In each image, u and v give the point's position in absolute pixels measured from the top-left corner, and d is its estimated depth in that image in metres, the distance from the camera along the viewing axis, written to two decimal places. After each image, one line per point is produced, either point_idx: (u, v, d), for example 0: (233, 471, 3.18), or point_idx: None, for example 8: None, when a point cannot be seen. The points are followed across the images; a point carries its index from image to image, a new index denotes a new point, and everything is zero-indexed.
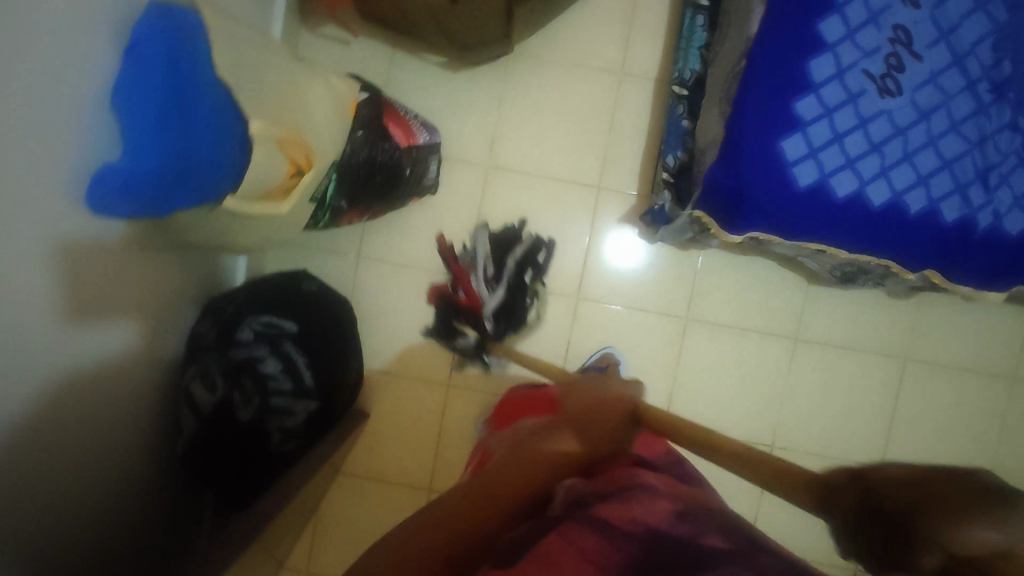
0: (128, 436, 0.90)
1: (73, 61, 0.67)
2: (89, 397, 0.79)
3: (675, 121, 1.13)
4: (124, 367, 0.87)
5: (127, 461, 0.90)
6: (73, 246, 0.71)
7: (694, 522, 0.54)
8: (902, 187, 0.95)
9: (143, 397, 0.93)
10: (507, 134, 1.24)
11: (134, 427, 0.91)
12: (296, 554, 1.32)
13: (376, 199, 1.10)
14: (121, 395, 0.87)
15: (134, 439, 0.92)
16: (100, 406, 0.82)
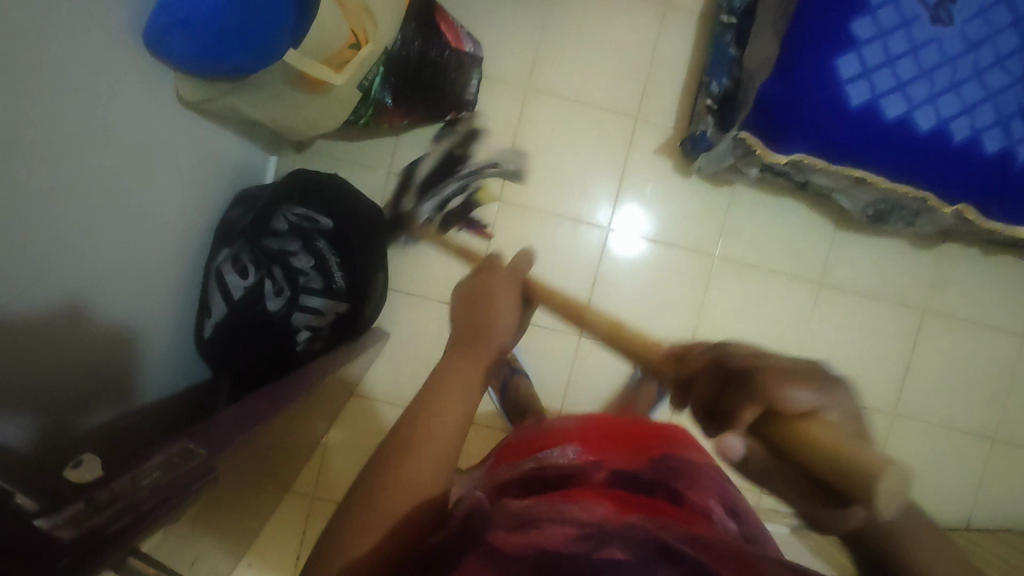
0: (162, 307, 0.87)
1: None
2: (128, 248, 0.76)
3: (722, 50, 1.14)
4: (163, 230, 0.84)
5: (162, 333, 0.88)
6: (112, 79, 0.67)
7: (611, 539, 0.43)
8: (948, 115, 0.97)
9: (181, 271, 0.90)
10: (549, 57, 1.23)
11: (168, 301, 0.88)
12: (304, 477, 1.28)
13: (420, 103, 1.08)
14: (157, 259, 0.84)
15: (168, 310, 0.89)
16: (138, 261, 0.79)
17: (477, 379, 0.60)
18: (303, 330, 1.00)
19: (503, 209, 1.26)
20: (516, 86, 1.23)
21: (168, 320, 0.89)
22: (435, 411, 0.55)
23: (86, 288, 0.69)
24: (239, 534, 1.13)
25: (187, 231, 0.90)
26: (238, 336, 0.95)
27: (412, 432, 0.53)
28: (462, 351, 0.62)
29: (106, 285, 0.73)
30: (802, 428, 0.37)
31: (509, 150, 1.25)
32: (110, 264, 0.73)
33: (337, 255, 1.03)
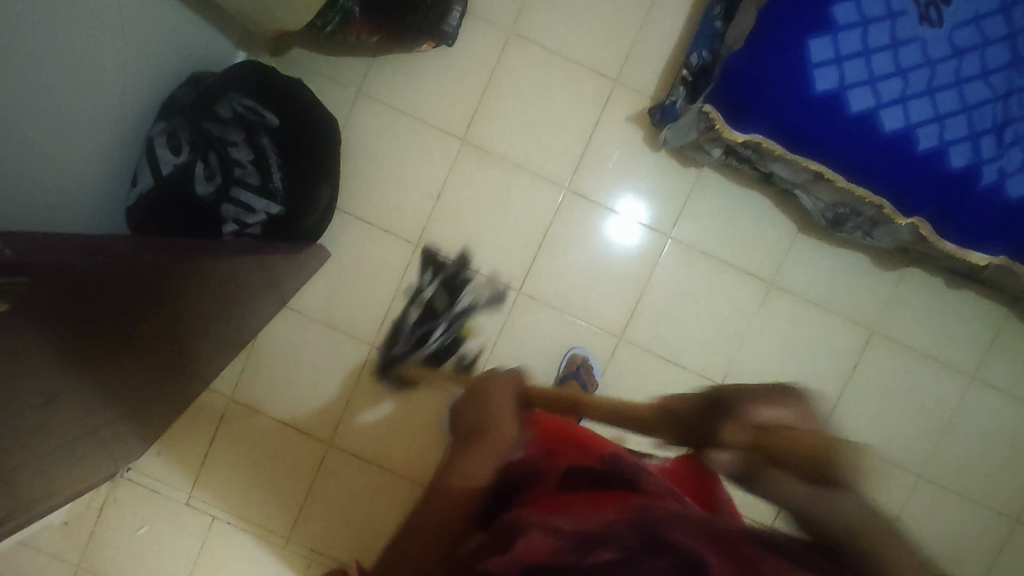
0: (91, 164, 0.86)
1: None
2: (70, 91, 0.75)
3: (708, 22, 1.10)
4: (102, 83, 0.82)
5: (89, 190, 0.87)
6: None
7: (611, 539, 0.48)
8: (917, 120, 0.92)
9: (116, 132, 0.90)
10: (538, 6, 1.21)
11: (99, 160, 0.87)
12: (227, 379, 1.30)
13: (390, 20, 1.07)
14: (92, 111, 0.82)
15: (96, 170, 0.87)
16: (75, 109, 0.78)
17: (504, 450, 0.64)
18: (228, 225, 1.02)
19: (465, 150, 1.24)
20: (498, 29, 1.21)
21: (95, 180, 0.88)
22: (455, 478, 0.60)
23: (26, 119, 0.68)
24: (148, 417, 1.15)
25: (125, 91, 0.88)
26: (165, 220, 0.95)
27: (439, 494, 0.58)
28: (474, 440, 0.64)
29: (42, 123, 0.71)
30: (843, 506, 0.48)
31: (482, 91, 1.23)
32: (47, 101, 0.72)
33: (277, 160, 1.04)
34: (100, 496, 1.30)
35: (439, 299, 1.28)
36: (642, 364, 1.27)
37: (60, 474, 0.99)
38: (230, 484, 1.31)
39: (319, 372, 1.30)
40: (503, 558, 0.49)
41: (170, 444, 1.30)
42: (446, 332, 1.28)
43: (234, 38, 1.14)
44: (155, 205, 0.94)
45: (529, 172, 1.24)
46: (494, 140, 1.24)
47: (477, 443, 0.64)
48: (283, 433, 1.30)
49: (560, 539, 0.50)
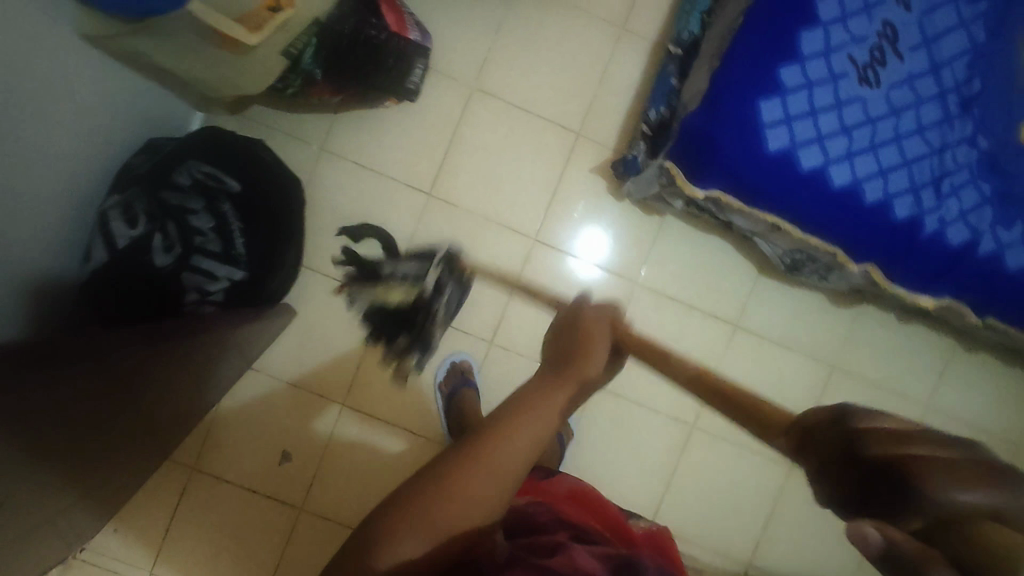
0: (31, 241, 0.80)
1: None
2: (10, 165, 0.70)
3: (664, 79, 1.14)
4: (44, 155, 0.77)
5: (31, 269, 0.80)
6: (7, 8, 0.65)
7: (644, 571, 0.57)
8: (863, 174, 0.98)
9: (62, 205, 0.85)
10: (499, 62, 1.23)
11: (42, 235, 0.82)
12: (189, 446, 1.24)
13: (352, 81, 1.06)
14: (33, 184, 0.77)
15: (37, 247, 0.81)
16: (16, 183, 0.72)
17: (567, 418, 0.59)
18: (190, 295, 0.98)
19: (432, 203, 1.24)
20: (462, 84, 1.23)
21: (37, 258, 0.81)
22: (512, 436, 0.54)
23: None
24: (103, 496, 1.08)
25: (67, 162, 0.83)
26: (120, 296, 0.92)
27: (482, 456, 0.53)
28: (535, 408, 0.57)
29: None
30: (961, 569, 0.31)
31: (447, 145, 1.23)
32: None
33: (239, 222, 1.01)
34: None
35: (410, 353, 1.26)
36: (617, 406, 1.27)
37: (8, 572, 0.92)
38: (194, 558, 1.24)
39: (288, 431, 1.26)
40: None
41: (127, 520, 1.23)
42: (419, 386, 1.26)
43: (191, 101, 1.12)
44: (110, 282, 0.91)
45: (496, 223, 1.25)
46: (461, 193, 1.24)
47: (531, 404, 0.57)
48: (250, 500, 1.25)
49: None
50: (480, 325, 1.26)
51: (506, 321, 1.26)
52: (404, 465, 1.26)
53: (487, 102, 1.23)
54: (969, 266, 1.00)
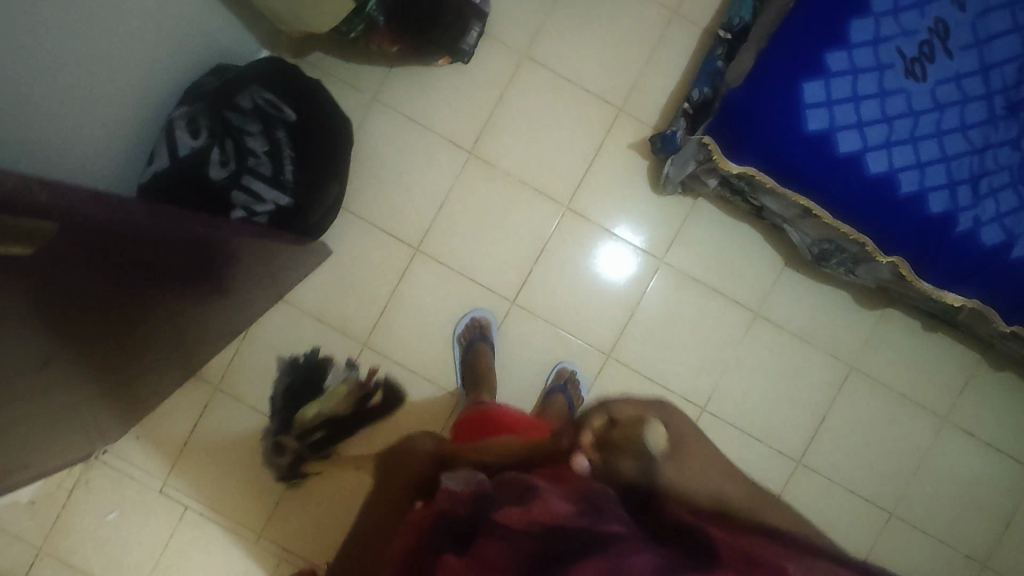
0: (90, 119, 0.82)
1: None
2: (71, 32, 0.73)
3: (710, 62, 1.18)
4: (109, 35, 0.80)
5: (85, 145, 0.83)
6: None
7: (601, 514, 0.57)
8: (901, 164, 0.99)
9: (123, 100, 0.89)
10: (551, 34, 1.28)
11: (105, 118, 0.85)
12: (215, 368, 1.30)
13: (412, 32, 1.12)
14: (97, 62, 0.79)
15: (93, 126, 0.83)
16: (77, 53, 0.75)
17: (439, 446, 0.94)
18: (237, 211, 1.02)
19: (471, 162, 1.28)
20: (513, 51, 1.28)
21: (95, 139, 0.85)
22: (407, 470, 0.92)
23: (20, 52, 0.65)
24: (127, 401, 1.14)
25: (128, 51, 0.85)
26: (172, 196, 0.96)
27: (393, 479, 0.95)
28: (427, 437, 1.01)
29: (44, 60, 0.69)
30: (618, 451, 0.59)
31: (492, 108, 1.28)
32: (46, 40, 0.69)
33: (291, 150, 1.07)
34: (70, 478, 1.28)
35: (432, 305, 1.30)
36: (629, 379, 1.29)
37: (24, 454, 0.97)
38: (207, 473, 1.30)
39: (308, 366, 1.31)
40: (519, 511, 0.57)
41: (150, 428, 1.29)
42: (437, 338, 1.30)
43: (258, 38, 1.19)
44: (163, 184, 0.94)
45: (531, 188, 1.29)
46: (501, 155, 1.28)
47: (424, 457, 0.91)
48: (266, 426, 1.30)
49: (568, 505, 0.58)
50: (504, 285, 1.29)
51: (531, 285, 1.29)
52: (398, 421, 1.30)
53: (536, 71, 1.28)
54: (1000, 268, 0.99)
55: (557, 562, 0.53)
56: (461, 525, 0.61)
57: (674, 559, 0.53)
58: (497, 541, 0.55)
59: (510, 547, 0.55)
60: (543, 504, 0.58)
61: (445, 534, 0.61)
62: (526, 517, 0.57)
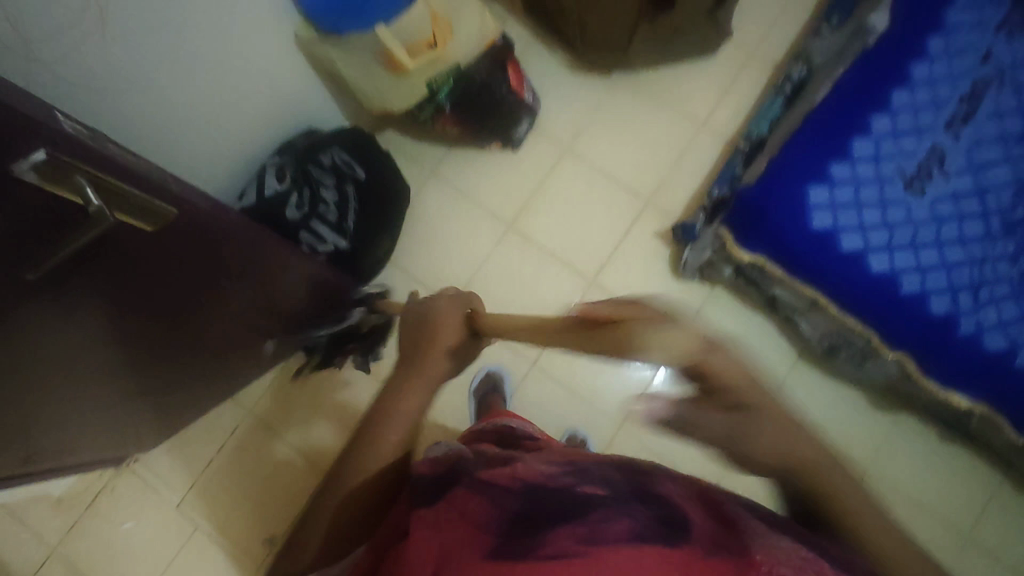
0: (202, 153, 1.03)
1: None
2: (193, 81, 0.95)
3: (730, 167, 1.32)
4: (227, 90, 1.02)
5: (191, 174, 1.03)
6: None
7: (585, 478, 0.55)
8: (901, 266, 1.07)
9: (229, 144, 1.09)
10: (592, 133, 1.46)
11: (213, 158, 1.06)
12: (251, 393, 1.40)
13: (472, 115, 1.31)
14: (214, 109, 1.01)
15: (205, 161, 1.05)
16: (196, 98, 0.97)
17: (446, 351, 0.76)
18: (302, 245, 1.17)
19: (510, 233, 1.43)
20: (556, 144, 1.46)
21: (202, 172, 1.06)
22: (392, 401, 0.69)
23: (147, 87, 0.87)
24: (165, 410, 1.23)
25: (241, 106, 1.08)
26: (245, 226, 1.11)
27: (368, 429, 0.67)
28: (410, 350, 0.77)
29: (166, 97, 0.91)
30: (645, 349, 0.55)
31: (534, 190, 1.45)
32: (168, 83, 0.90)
33: (357, 203, 1.24)
34: (100, 481, 1.35)
35: None
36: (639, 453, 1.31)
37: (66, 438, 1.06)
38: (223, 495, 1.35)
39: (334, 404, 1.39)
40: (504, 473, 0.58)
41: (181, 444, 1.38)
42: (457, 390, 1.37)
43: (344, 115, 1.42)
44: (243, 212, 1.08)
45: (561, 261, 1.41)
46: (537, 230, 1.43)
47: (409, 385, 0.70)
48: (286, 455, 1.37)
49: (553, 468, 0.57)
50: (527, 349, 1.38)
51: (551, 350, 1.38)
52: None
53: (574, 163, 1.45)
54: (1006, 373, 1.03)
55: (538, 514, 0.51)
56: (435, 486, 0.60)
57: (651, 526, 0.48)
58: (477, 497, 0.55)
59: (488, 495, 0.55)
60: (529, 469, 0.58)
61: (425, 489, 0.61)
62: (512, 472, 0.58)
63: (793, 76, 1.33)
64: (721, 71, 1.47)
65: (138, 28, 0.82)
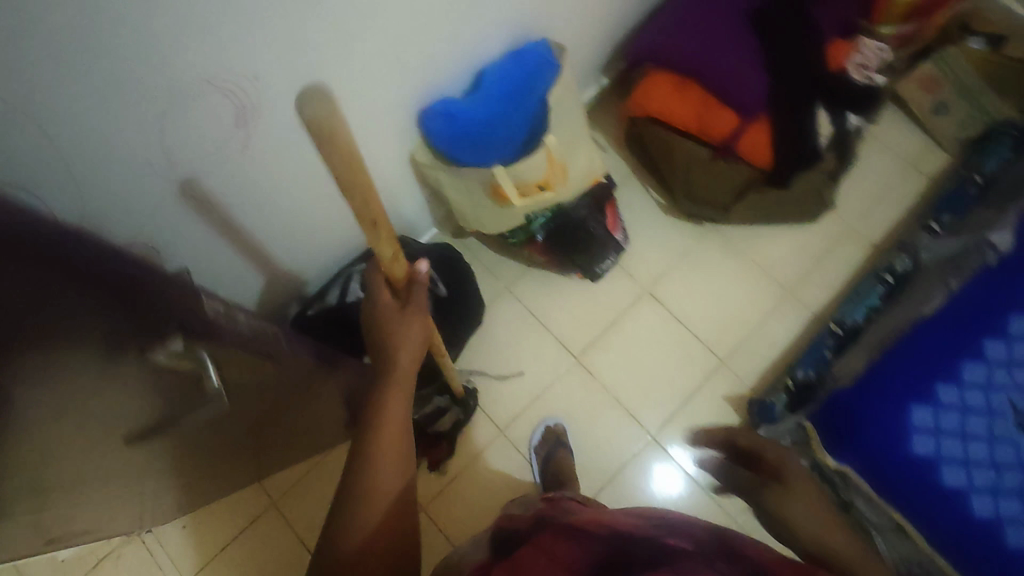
0: (289, 248, 1.04)
1: (464, 43, 0.98)
2: (281, 206, 0.94)
3: (819, 348, 1.26)
4: (303, 214, 1.00)
5: (270, 266, 1.05)
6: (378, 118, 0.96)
7: (671, 530, 0.57)
8: (1007, 514, 0.97)
9: (314, 243, 1.08)
10: (673, 279, 1.43)
11: (301, 253, 1.08)
12: (279, 481, 1.34)
13: (559, 249, 1.29)
14: (280, 229, 0.98)
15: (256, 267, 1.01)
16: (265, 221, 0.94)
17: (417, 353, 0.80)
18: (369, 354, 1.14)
19: (575, 368, 1.38)
20: (636, 283, 1.43)
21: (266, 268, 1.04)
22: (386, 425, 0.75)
23: (218, 209, 0.84)
24: (191, 492, 1.18)
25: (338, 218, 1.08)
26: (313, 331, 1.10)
27: (362, 462, 0.72)
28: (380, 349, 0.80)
29: (233, 218, 0.88)
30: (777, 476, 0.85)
31: (606, 327, 1.41)
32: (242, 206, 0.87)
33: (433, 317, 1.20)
34: (107, 546, 1.29)
35: (498, 489, 1.31)
36: None
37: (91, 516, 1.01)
38: None
39: None
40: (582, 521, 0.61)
41: (197, 522, 1.32)
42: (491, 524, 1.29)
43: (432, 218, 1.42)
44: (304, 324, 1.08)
45: (624, 408, 1.35)
46: (603, 369, 1.38)
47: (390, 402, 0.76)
48: (300, 556, 1.29)
49: (638, 519, 0.60)
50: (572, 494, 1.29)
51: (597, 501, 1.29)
52: None
53: (651, 305, 1.41)
54: None
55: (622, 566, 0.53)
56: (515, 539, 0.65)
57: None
58: (568, 542, 0.56)
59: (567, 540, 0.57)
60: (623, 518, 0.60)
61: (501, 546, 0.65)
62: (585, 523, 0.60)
63: (896, 267, 1.28)
64: (814, 241, 1.44)
65: (229, 167, 0.80)
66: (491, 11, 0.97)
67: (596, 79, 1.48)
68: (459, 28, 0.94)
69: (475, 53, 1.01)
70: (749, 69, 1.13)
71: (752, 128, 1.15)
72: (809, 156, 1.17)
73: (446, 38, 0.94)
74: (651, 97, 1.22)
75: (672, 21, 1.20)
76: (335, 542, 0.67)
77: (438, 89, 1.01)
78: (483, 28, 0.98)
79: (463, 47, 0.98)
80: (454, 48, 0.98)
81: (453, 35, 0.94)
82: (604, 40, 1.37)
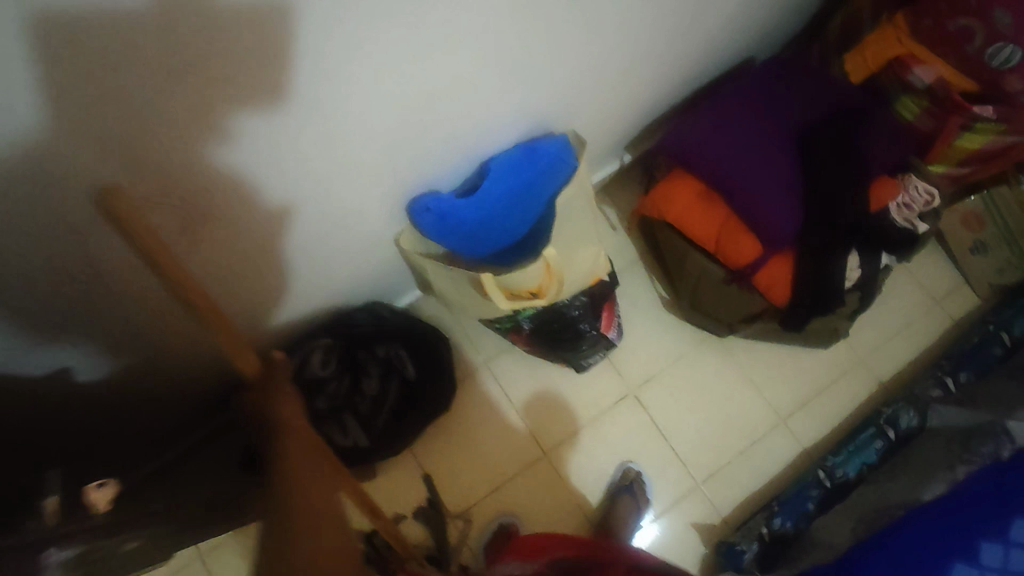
0: (243, 316, 0.92)
1: (474, 134, 0.87)
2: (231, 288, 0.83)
3: (802, 497, 1.16)
4: (265, 239, 0.78)
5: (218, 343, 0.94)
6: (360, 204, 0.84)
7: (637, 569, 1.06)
8: None
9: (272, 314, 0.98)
10: (662, 385, 1.34)
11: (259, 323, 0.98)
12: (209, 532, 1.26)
13: (544, 343, 1.19)
14: (260, 219, 0.74)
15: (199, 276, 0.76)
16: (250, 196, 0.68)
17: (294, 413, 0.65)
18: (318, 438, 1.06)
19: (541, 464, 1.30)
20: (623, 382, 1.34)
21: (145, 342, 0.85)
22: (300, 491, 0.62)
23: (203, 150, 0.58)
24: None
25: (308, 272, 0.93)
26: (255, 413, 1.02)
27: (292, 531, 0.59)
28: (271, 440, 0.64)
29: (125, 260, 0.65)
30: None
31: (581, 424, 1.32)
32: (199, 202, 0.64)
33: (395, 404, 1.11)
34: None
35: None
36: None
37: None
38: None
39: None
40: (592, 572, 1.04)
41: None
42: None
43: None
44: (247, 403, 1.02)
45: (585, 515, 1.27)
46: (571, 469, 1.29)
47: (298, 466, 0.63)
48: None
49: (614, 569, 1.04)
50: None
51: None
52: None
53: (634, 409, 1.32)
54: None
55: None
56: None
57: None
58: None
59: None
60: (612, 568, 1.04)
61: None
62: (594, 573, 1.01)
63: (902, 423, 1.18)
64: (819, 369, 1.34)
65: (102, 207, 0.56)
66: (507, 103, 0.85)
67: (619, 155, 1.36)
68: (470, 122, 0.84)
69: (484, 142, 0.91)
70: (779, 201, 1.05)
71: (774, 262, 1.06)
72: (833, 302, 1.06)
73: (454, 131, 0.83)
74: (672, 203, 1.12)
75: (707, 128, 1.12)
76: (315, 533, 0.59)
77: (438, 178, 0.91)
78: (496, 119, 0.87)
79: (473, 138, 0.88)
80: (464, 141, 0.87)
81: (462, 128, 0.84)
82: (634, 120, 1.25)
